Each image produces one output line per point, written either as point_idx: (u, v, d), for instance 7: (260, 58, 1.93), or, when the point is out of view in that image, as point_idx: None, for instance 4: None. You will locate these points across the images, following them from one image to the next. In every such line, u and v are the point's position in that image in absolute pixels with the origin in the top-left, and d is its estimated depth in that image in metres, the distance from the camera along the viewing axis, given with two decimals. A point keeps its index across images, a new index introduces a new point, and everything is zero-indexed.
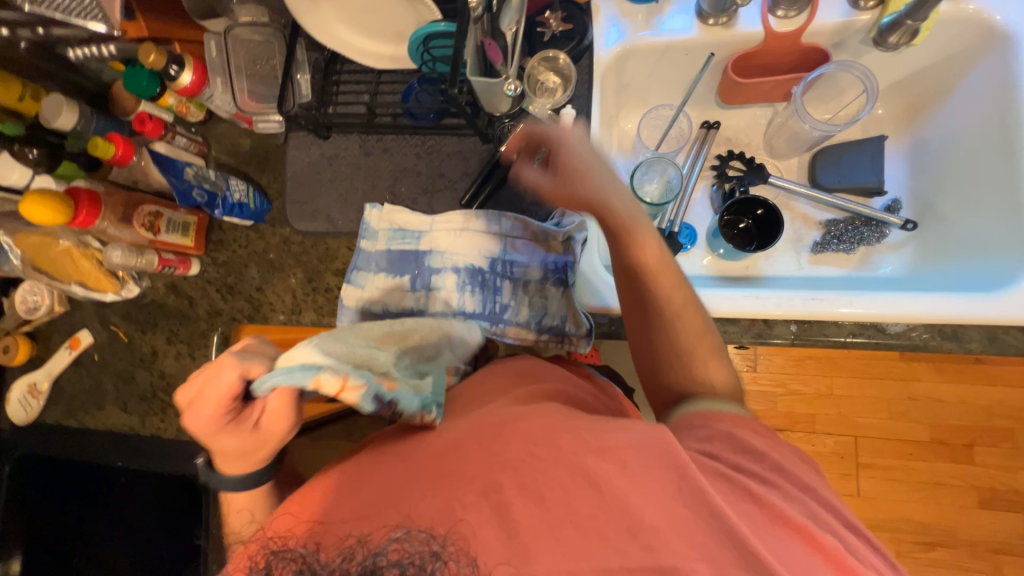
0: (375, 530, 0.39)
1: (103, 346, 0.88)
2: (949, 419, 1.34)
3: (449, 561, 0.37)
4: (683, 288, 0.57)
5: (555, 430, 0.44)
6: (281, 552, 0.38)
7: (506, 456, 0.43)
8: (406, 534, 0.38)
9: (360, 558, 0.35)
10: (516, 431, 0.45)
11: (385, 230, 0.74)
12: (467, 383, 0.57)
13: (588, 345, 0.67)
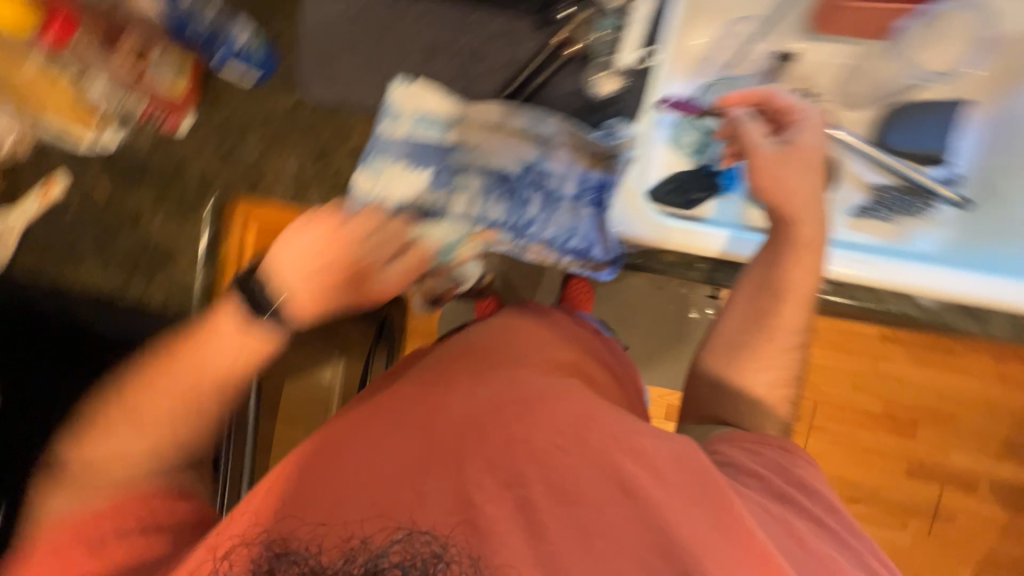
0: (376, 530, 0.44)
1: (82, 196, 0.80)
2: (905, 398, 1.43)
3: (451, 562, 0.43)
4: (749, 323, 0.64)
5: (582, 422, 0.52)
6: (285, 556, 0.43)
7: (532, 444, 0.50)
8: (407, 537, 0.44)
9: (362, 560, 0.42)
10: (547, 412, 0.53)
11: (410, 114, 0.66)
12: (506, 344, 0.64)
13: (612, 272, 0.64)
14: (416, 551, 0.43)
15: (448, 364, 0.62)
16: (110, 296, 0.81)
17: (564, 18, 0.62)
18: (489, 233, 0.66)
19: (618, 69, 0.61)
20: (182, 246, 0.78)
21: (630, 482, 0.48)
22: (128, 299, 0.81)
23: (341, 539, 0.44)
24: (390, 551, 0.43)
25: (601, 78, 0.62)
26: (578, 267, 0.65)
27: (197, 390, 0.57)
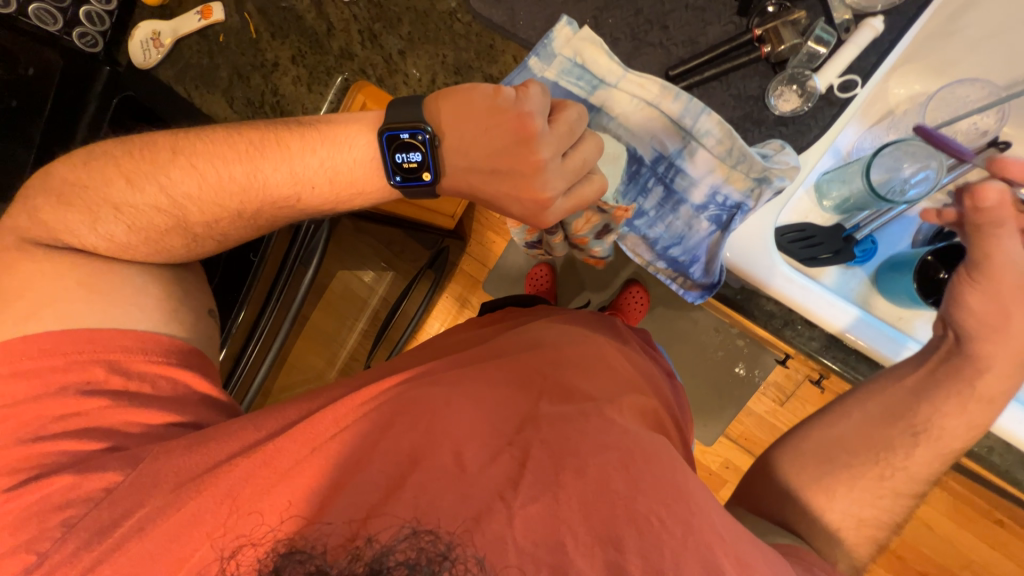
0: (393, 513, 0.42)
1: (232, 31, 0.83)
2: (928, 551, 1.29)
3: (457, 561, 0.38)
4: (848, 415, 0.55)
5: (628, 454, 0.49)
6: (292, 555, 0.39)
7: (578, 455, 0.48)
8: (414, 533, 0.40)
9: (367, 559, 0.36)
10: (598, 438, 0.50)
11: (565, 59, 0.61)
12: (582, 359, 0.61)
13: (700, 299, 0.60)
14: (421, 547, 0.38)
15: (508, 347, 0.63)
16: None
17: (772, 12, 0.55)
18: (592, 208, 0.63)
19: (809, 90, 0.55)
20: (302, 109, 0.80)
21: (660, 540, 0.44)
22: None
23: (350, 538, 0.40)
24: (397, 548, 0.37)
25: (786, 92, 0.56)
26: (668, 276, 0.63)
27: (244, 196, 0.57)
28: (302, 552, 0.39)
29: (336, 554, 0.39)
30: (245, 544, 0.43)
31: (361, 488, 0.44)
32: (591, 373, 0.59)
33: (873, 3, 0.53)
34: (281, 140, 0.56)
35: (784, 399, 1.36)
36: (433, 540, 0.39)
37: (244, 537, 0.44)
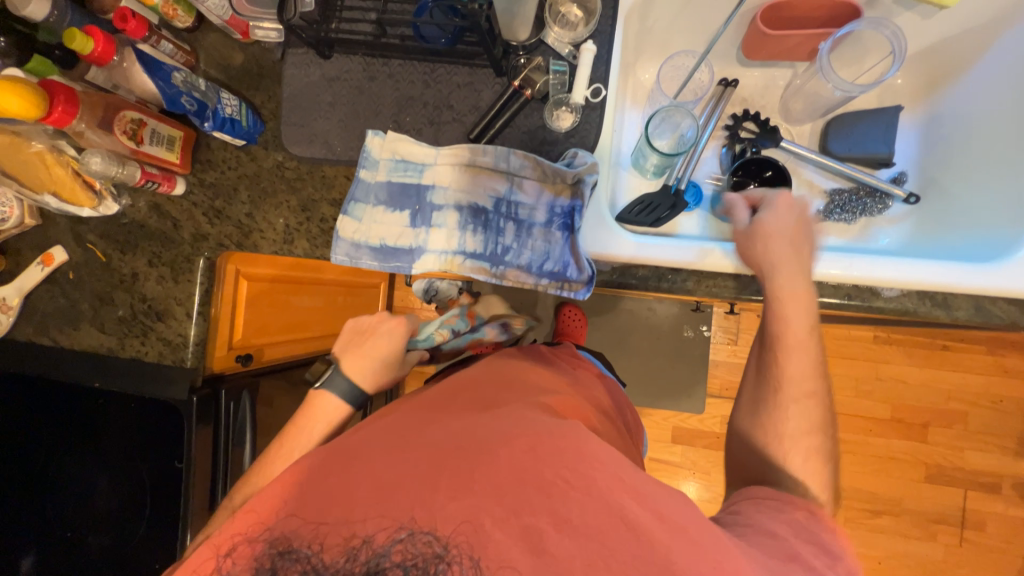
0: (379, 531, 0.44)
1: (80, 265, 0.84)
2: (911, 400, 1.41)
3: (452, 562, 0.43)
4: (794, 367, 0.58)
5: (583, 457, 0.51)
6: (285, 553, 0.44)
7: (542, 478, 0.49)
8: (409, 537, 0.43)
9: (364, 558, 0.41)
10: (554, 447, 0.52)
11: (387, 160, 0.71)
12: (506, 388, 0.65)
13: (588, 292, 0.66)
14: (417, 551, 0.42)
15: (440, 397, 0.65)
16: (106, 356, 0.82)
17: (522, 64, 0.68)
18: (468, 263, 0.69)
19: (573, 106, 0.67)
20: (175, 301, 0.80)
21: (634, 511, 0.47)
22: (122, 359, 0.82)
23: (343, 539, 0.44)
24: (392, 552, 0.42)
25: (559, 114, 0.68)
26: (556, 290, 0.67)
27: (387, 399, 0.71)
28: (296, 552, 0.44)
29: (332, 555, 0.42)
30: (241, 543, 0.47)
31: (338, 504, 0.48)
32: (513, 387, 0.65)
33: (582, 33, 0.68)
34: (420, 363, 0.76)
35: (735, 335, 1.50)
36: (429, 542, 0.43)
37: (240, 536, 0.47)
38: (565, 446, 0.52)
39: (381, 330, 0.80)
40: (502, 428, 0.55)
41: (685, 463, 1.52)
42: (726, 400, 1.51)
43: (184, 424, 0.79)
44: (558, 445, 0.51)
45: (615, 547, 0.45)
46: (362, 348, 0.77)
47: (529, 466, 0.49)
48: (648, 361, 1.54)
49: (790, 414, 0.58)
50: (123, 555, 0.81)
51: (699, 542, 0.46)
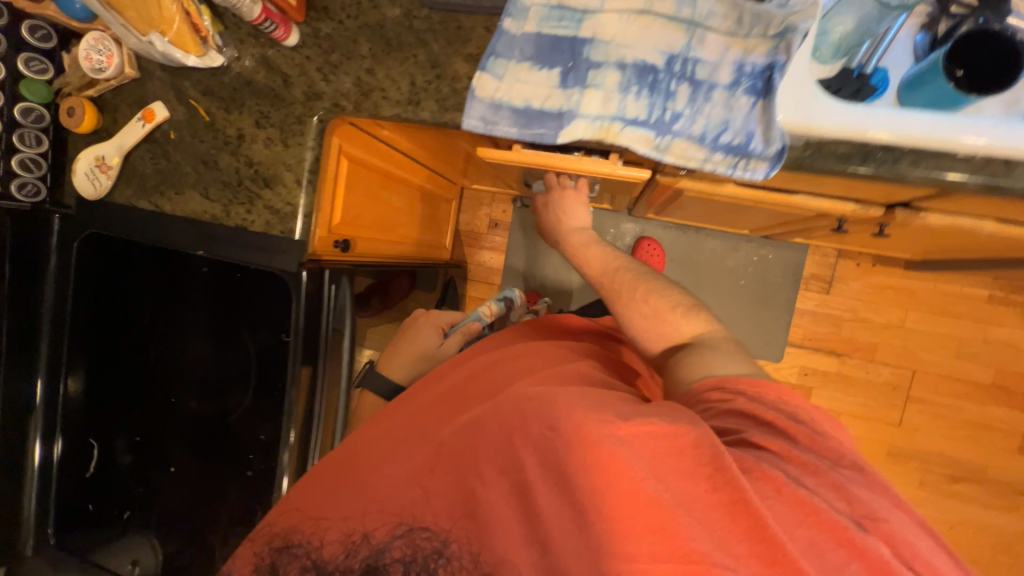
0: (377, 526, 0.53)
1: (181, 124, 0.78)
2: (1017, 367, 1.31)
3: (452, 556, 0.50)
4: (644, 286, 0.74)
5: (569, 403, 0.54)
6: (291, 548, 0.55)
7: (526, 428, 0.54)
8: (409, 532, 0.52)
9: (362, 555, 0.52)
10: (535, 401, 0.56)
11: (541, 6, 0.62)
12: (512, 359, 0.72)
13: (772, 171, 0.56)
14: (416, 547, 0.51)
15: (455, 374, 0.74)
16: (209, 224, 0.78)
17: None
18: (627, 132, 0.60)
19: None
20: (284, 167, 0.74)
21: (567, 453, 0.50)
22: (226, 228, 0.77)
23: (341, 534, 0.55)
24: (393, 546, 0.51)
25: None
26: (728, 166, 0.58)
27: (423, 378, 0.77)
28: (296, 546, 0.55)
29: (333, 552, 0.53)
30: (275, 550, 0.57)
31: (337, 496, 0.58)
32: (519, 369, 0.69)
33: None
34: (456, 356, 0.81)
35: (827, 283, 1.41)
36: (428, 537, 0.52)
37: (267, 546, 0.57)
38: (538, 400, 0.56)
39: (420, 329, 0.90)
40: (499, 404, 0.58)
41: None
42: (808, 352, 1.43)
43: (289, 296, 0.76)
44: (537, 398, 0.56)
45: (594, 494, 0.48)
46: (415, 347, 0.88)
47: (513, 414, 0.56)
48: (726, 303, 1.47)
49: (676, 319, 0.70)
50: (223, 423, 0.81)
51: (684, 470, 0.47)
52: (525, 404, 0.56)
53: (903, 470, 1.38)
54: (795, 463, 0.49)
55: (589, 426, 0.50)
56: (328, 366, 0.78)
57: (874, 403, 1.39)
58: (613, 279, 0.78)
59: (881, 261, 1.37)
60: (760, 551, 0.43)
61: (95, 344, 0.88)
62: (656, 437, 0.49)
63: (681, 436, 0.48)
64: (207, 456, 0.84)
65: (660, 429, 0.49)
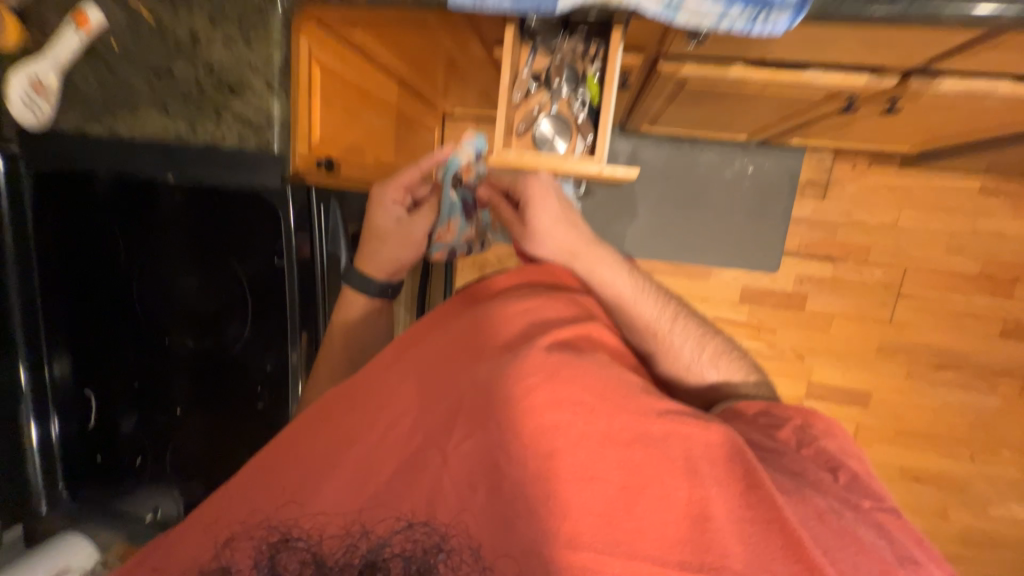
0: (376, 523, 0.49)
1: (122, 29, 0.68)
2: (1004, 255, 1.35)
3: (451, 551, 0.47)
4: (683, 336, 0.75)
5: (619, 394, 0.48)
6: (285, 545, 0.49)
7: (572, 405, 0.47)
8: (408, 527, 0.48)
9: (364, 549, 0.48)
10: (575, 377, 0.49)
11: None
12: (528, 311, 0.61)
13: (789, 25, 0.53)
14: (416, 540, 0.48)
15: (455, 340, 0.60)
16: (176, 145, 0.70)
17: None
18: None
19: None
20: (251, 70, 0.66)
21: (632, 456, 0.45)
22: (197, 148, 0.70)
23: (341, 528, 0.49)
24: (393, 542, 0.48)
25: None
26: (746, 21, 0.53)
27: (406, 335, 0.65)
28: (296, 539, 0.49)
29: (331, 547, 0.48)
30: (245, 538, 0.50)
31: (341, 476, 0.52)
32: (507, 329, 0.59)
33: None
34: (448, 306, 0.71)
35: (823, 188, 1.39)
36: (428, 532, 0.48)
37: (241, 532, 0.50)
38: (584, 374, 0.49)
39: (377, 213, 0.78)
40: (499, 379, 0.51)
41: (751, 323, 1.50)
42: (804, 259, 1.44)
43: (274, 217, 0.72)
44: (588, 377, 0.49)
45: (642, 495, 0.44)
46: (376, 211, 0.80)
47: (559, 394, 0.48)
48: (723, 217, 1.46)
49: (702, 364, 0.75)
50: (224, 358, 0.79)
51: (718, 477, 0.45)
52: (569, 385, 0.48)
53: (891, 363, 1.46)
54: (832, 495, 0.49)
55: (623, 420, 0.47)
56: (324, 286, 0.78)
57: (866, 303, 1.43)
58: (655, 333, 0.74)
59: (876, 160, 1.35)
60: (794, 565, 0.40)
61: (74, 298, 0.83)
62: (687, 439, 0.46)
63: (713, 442, 0.46)
64: (206, 391, 0.82)
65: (692, 431, 0.46)
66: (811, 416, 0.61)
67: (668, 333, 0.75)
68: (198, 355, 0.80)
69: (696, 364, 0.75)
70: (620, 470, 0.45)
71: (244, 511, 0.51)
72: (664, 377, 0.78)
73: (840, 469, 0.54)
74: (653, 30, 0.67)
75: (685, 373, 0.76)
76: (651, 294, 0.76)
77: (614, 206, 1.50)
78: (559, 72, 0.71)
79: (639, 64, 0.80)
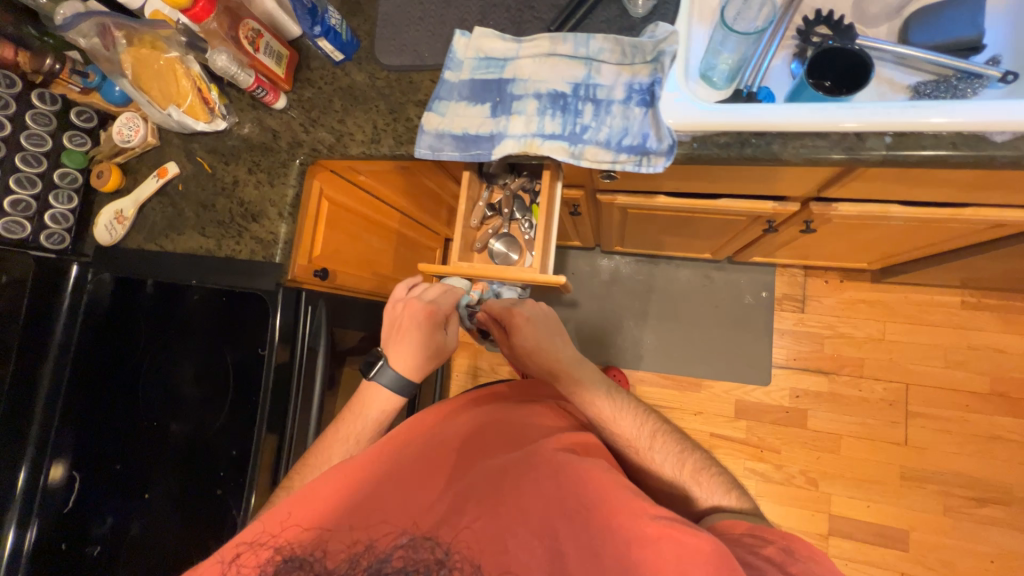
0: (381, 537, 0.58)
1: (188, 177, 0.93)
2: (1011, 371, 1.29)
3: (451, 567, 0.56)
4: (663, 450, 0.76)
5: (616, 492, 0.61)
6: (294, 559, 0.56)
7: (573, 496, 0.60)
8: (410, 544, 0.57)
9: (368, 562, 0.56)
10: (580, 476, 0.63)
11: (471, 58, 0.77)
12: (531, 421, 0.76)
13: (667, 163, 0.66)
14: (417, 558, 0.56)
15: (470, 434, 0.73)
16: (204, 257, 0.89)
17: None
18: (547, 145, 0.71)
19: None
20: (270, 203, 0.87)
21: (618, 538, 0.56)
22: (219, 259, 0.88)
23: (346, 545, 0.57)
24: (393, 561, 0.56)
25: None
26: (634, 163, 0.68)
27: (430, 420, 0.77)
28: (301, 558, 0.56)
29: (336, 561, 0.56)
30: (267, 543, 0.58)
31: (357, 504, 0.61)
32: (523, 426, 0.75)
33: None
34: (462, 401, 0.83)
35: (800, 301, 1.44)
36: (429, 548, 0.57)
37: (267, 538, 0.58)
38: (589, 476, 0.63)
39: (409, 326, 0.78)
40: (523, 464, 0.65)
41: (751, 440, 1.41)
42: (795, 372, 1.42)
43: (268, 312, 0.85)
44: (588, 479, 0.62)
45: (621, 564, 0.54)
46: (394, 323, 0.80)
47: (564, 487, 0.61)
48: (706, 328, 1.50)
49: (685, 481, 0.73)
50: (201, 443, 0.88)
51: None
52: (573, 480, 0.62)
53: (922, 495, 1.29)
54: None
55: (621, 514, 0.57)
56: (303, 378, 0.85)
57: (873, 421, 1.34)
58: (634, 447, 0.77)
59: (847, 275, 1.41)
60: None
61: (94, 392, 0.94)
62: (679, 536, 0.54)
63: (701, 546, 0.53)
64: (187, 471, 0.89)
65: (682, 534, 0.54)
66: (792, 540, 0.60)
67: (646, 446, 0.76)
68: (188, 438, 0.90)
69: (677, 479, 0.74)
70: (614, 549, 0.55)
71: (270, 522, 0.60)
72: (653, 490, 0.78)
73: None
74: (580, 172, 0.84)
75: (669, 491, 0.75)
76: (628, 412, 0.79)
77: (600, 317, 1.58)
78: (510, 202, 0.87)
79: (582, 198, 0.97)
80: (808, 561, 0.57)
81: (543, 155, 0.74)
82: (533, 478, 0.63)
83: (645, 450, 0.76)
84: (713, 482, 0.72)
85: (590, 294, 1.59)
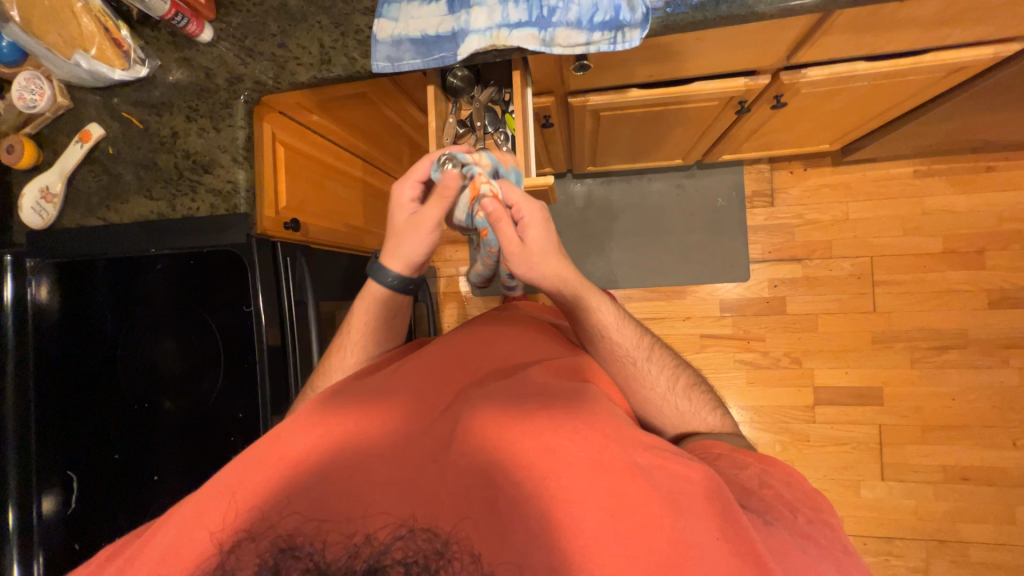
0: (375, 495, 0.47)
1: (117, 138, 0.82)
2: (962, 229, 1.39)
3: (452, 558, 0.44)
4: (661, 373, 0.71)
5: (613, 421, 0.53)
6: (286, 549, 0.45)
7: (572, 424, 0.51)
8: (409, 534, 0.45)
9: (365, 554, 0.44)
10: (575, 401, 0.54)
11: None
12: (508, 344, 0.67)
13: (642, 35, 0.64)
14: (417, 547, 0.45)
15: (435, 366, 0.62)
16: (158, 222, 0.81)
17: None
18: (514, 35, 0.66)
19: None
20: (219, 150, 0.79)
21: (621, 454, 0.48)
22: (173, 220, 0.81)
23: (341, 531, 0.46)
24: (392, 546, 0.45)
25: None
26: (608, 42, 0.65)
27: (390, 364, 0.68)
28: (295, 546, 0.45)
29: (334, 552, 0.44)
30: (245, 537, 0.45)
31: (339, 448, 0.51)
32: (508, 354, 0.66)
33: None
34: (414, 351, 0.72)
35: (770, 193, 1.48)
36: (429, 536, 0.45)
37: (243, 529, 0.46)
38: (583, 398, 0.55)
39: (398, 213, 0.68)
40: (514, 388, 0.56)
41: (738, 334, 1.48)
42: (772, 264, 1.48)
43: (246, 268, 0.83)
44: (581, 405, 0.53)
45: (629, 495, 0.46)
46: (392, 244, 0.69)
47: (559, 411, 0.52)
48: (685, 237, 1.53)
49: (676, 401, 0.70)
50: (200, 413, 0.89)
51: (700, 511, 0.46)
52: (567, 411, 0.53)
53: (891, 354, 1.41)
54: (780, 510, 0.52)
55: (618, 440, 0.50)
56: (298, 336, 0.85)
57: (845, 296, 1.44)
58: (633, 365, 0.70)
59: (810, 163, 1.46)
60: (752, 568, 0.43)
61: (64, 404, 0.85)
62: (669, 464, 0.49)
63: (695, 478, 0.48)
64: (196, 444, 0.90)
65: (679, 468, 0.49)
66: (769, 465, 0.58)
67: (641, 367, 0.70)
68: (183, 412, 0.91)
69: (670, 395, 0.70)
70: (612, 475, 0.47)
71: (231, 515, 0.46)
72: (642, 411, 0.71)
73: (798, 509, 0.52)
74: (550, 70, 0.80)
75: (661, 406, 0.70)
76: (634, 323, 0.71)
77: (581, 243, 1.58)
78: (481, 114, 0.83)
79: (553, 104, 0.93)
80: (784, 476, 0.56)
81: (510, 50, 0.69)
82: (526, 404, 0.53)
83: (645, 370, 0.70)
84: (699, 402, 0.71)
85: (568, 221, 1.58)
